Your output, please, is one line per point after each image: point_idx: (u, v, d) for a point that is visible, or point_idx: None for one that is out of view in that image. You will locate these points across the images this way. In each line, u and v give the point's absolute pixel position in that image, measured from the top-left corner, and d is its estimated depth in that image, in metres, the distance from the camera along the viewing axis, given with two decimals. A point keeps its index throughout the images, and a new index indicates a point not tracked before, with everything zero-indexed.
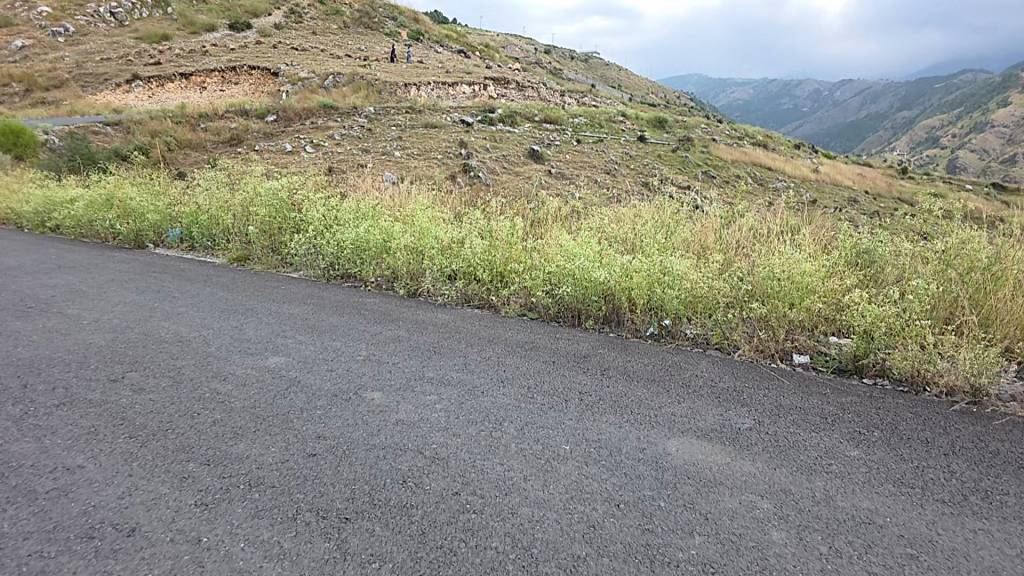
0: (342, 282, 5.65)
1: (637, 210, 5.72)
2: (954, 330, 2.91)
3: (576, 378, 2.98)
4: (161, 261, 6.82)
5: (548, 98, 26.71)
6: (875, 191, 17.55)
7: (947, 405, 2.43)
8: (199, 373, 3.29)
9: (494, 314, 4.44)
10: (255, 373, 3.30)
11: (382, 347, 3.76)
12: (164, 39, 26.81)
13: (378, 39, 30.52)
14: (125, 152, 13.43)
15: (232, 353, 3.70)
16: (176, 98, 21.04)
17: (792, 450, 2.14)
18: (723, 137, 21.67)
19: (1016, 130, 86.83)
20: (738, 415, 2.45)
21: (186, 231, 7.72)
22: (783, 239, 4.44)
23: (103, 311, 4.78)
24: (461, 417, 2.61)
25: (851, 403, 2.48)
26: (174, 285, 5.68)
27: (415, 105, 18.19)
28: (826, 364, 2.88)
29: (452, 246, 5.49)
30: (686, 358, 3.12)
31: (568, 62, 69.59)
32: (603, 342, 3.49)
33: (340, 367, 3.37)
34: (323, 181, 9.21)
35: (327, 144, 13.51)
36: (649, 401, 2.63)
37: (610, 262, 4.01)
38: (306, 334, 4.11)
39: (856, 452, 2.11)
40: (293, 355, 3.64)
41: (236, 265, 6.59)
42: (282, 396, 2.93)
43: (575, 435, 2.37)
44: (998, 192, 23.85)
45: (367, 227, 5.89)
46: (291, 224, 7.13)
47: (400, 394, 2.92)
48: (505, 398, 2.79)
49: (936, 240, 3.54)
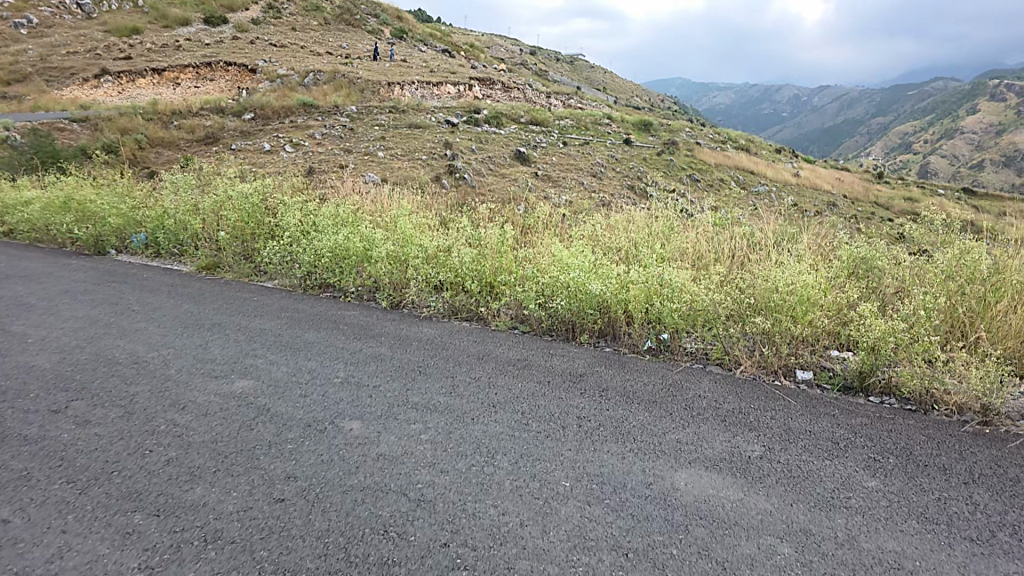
0: (320, 293, 5.39)
1: (629, 216, 5.59)
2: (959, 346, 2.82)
3: (573, 400, 2.82)
4: (122, 268, 6.44)
5: (532, 99, 26.68)
6: (853, 196, 17.94)
7: (958, 427, 2.31)
8: (155, 403, 3.16)
9: (483, 327, 4.26)
10: (218, 400, 3.18)
11: (362, 368, 3.55)
12: (134, 33, 25.77)
13: (358, 36, 29.98)
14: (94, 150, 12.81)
15: (194, 376, 3.52)
16: (148, 96, 20.24)
17: (806, 481, 2.01)
18: (707, 141, 21.89)
19: (981, 138, 90.12)
20: (746, 442, 2.30)
21: (151, 235, 7.31)
22: (780, 248, 4.37)
23: (52, 327, 4.41)
24: (450, 450, 2.46)
25: (862, 425, 2.36)
26: (134, 296, 5.33)
27: (399, 104, 17.80)
28: (831, 381, 2.77)
29: (437, 254, 5.26)
30: (686, 376, 2.98)
31: (551, 64, 69.53)
32: (599, 359, 3.34)
33: (315, 393, 3.22)
34: (303, 183, 8.86)
35: (306, 144, 13.13)
36: (651, 427, 2.49)
37: (606, 273, 3.85)
38: (278, 353, 3.88)
39: (875, 483, 1.96)
40: (264, 378, 3.46)
41: (203, 274, 6.24)
42: (248, 429, 2.83)
43: (571, 468, 2.24)
44: (971, 198, 24.53)
45: (346, 234, 5.61)
46: (266, 230, 6.81)
47: (381, 423, 2.79)
48: (497, 426, 2.64)
49: (933, 253, 3.47)
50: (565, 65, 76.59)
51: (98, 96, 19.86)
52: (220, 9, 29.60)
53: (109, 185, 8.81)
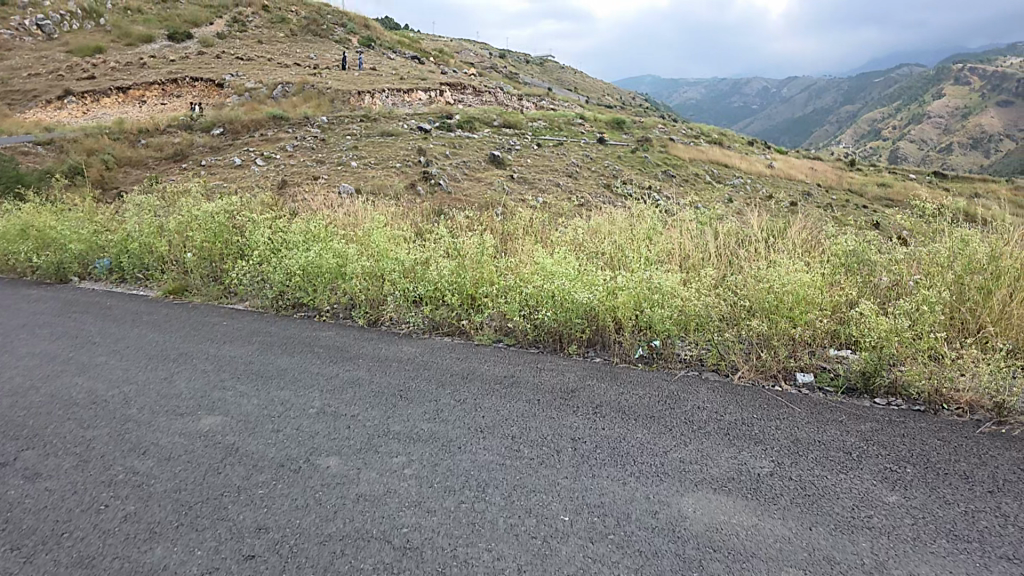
0: (293, 313, 5.13)
1: (610, 219, 5.45)
2: (964, 341, 2.71)
3: (566, 421, 2.64)
4: (85, 296, 6.06)
5: (505, 102, 26.61)
6: (826, 184, 18.21)
7: (973, 427, 2.20)
8: (113, 448, 2.87)
9: (466, 342, 4.07)
10: (183, 441, 2.91)
11: (339, 395, 3.30)
12: (97, 52, 24.83)
13: (325, 46, 29.49)
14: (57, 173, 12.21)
15: (157, 415, 3.23)
16: (113, 115, 19.50)
17: (823, 500, 1.86)
18: (681, 136, 22.07)
19: (941, 122, 93.33)
20: (754, 457, 2.16)
21: (116, 260, 6.93)
22: (767, 246, 4.28)
23: (5, 367, 4.06)
24: (436, 486, 2.26)
25: (872, 431, 2.23)
26: (97, 327, 4.98)
27: (370, 112, 17.45)
28: (833, 383, 2.65)
29: (415, 267, 5.02)
30: (682, 386, 2.83)
31: (522, 66, 69.71)
32: (590, 371, 3.17)
33: (289, 427, 2.97)
34: (273, 199, 8.53)
35: (278, 156, 12.76)
36: (651, 446, 2.32)
37: (593, 280, 3.70)
38: (249, 384, 3.61)
39: (896, 498, 1.83)
40: (233, 413, 3.20)
41: (170, 299, 5.90)
42: (215, 473, 2.59)
43: (569, 499, 2.06)
44: (938, 180, 25.16)
45: (318, 251, 5.33)
46: (234, 250, 6.50)
47: (361, 458, 2.56)
48: (486, 455, 2.44)
49: (929, 244, 3.39)
50: (535, 66, 77.01)
51: (60, 117, 19.06)
52: (184, 23, 28.73)
53: (72, 209, 8.36)
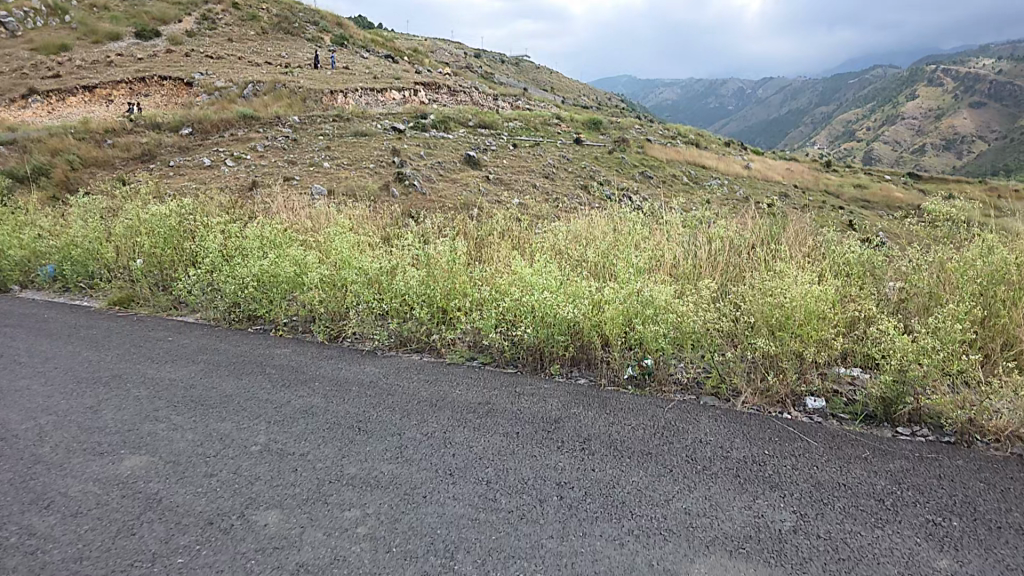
0: (247, 327, 4.63)
1: (592, 223, 5.11)
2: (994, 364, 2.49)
3: (551, 460, 2.27)
4: (20, 308, 5.38)
5: (480, 103, 26.22)
6: (803, 185, 18.37)
7: (1015, 465, 1.97)
8: (12, 500, 2.36)
9: (436, 360, 3.67)
10: (97, 490, 2.40)
11: (287, 429, 2.84)
12: (56, 47, 23.29)
13: (296, 44, 28.58)
14: (12, 173, 11.25)
15: (72, 455, 2.71)
16: (72, 113, 18.28)
17: (863, 568, 1.55)
18: (658, 137, 22.08)
19: (903, 125, 96.94)
20: (771, 507, 1.83)
21: (59, 267, 6.23)
22: (762, 257, 4.01)
23: None
24: (394, 551, 1.85)
25: (903, 472, 1.95)
26: (25, 343, 4.37)
27: (341, 112, 16.79)
28: (849, 410, 2.40)
29: (380, 276, 4.57)
30: (680, 415, 2.50)
31: (498, 67, 69.29)
32: (575, 397, 2.82)
33: (225, 471, 2.50)
34: (233, 201, 7.89)
35: (246, 156, 12.07)
36: (649, 493, 1.97)
37: (576, 292, 3.38)
38: (186, 413, 3.12)
39: (947, 563, 1.53)
40: (162, 452, 2.72)
41: (114, 310, 5.28)
42: (129, 534, 2.11)
43: (555, 568, 1.68)
44: (909, 182, 25.64)
45: (274, 258, 4.82)
46: (187, 256, 5.88)
47: (306, 513, 2.13)
48: (456, 507, 2.05)
49: (943, 256, 3.19)
50: (511, 67, 76.77)
51: (21, 117, 17.80)
52: (151, 19, 27.21)
53: (15, 213, 7.56)
